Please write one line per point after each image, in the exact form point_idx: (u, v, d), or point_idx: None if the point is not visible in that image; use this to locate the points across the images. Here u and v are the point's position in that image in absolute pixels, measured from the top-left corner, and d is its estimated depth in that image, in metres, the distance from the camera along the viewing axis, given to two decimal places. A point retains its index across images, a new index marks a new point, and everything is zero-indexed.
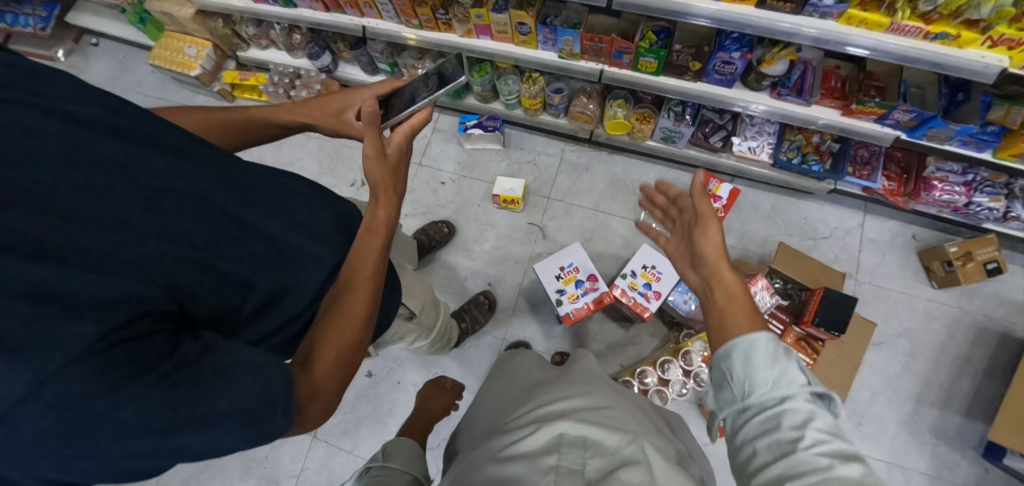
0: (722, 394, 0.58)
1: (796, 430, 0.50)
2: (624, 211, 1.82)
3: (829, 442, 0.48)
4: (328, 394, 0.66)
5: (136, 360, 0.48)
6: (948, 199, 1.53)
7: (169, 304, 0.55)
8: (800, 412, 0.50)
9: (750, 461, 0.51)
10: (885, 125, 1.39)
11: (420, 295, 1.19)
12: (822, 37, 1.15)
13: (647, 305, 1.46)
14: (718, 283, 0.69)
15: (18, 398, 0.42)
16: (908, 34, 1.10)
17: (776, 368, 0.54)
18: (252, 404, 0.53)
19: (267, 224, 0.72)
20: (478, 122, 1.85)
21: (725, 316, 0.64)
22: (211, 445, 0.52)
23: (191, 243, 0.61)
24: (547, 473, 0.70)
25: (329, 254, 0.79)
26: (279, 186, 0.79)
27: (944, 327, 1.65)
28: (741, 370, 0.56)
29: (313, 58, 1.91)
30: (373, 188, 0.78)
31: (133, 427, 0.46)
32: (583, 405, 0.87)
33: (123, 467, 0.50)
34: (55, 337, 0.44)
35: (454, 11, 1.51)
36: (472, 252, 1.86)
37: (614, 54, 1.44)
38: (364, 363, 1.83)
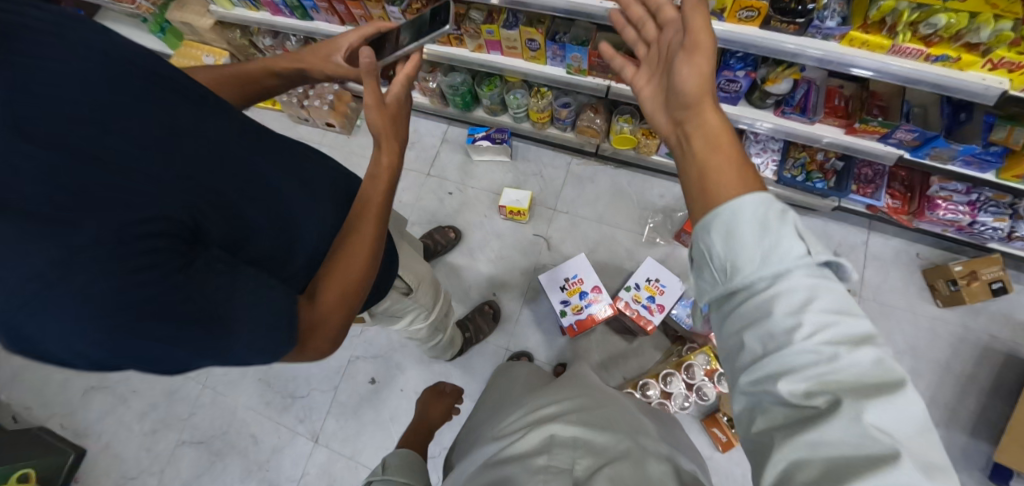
0: (706, 274, 0.51)
1: (795, 315, 0.44)
2: (629, 223, 1.84)
3: (827, 328, 0.43)
4: (328, 324, 0.73)
5: (143, 250, 0.51)
6: (952, 218, 1.54)
7: (171, 208, 0.57)
8: (795, 294, 0.44)
9: (740, 353, 0.47)
10: (888, 145, 1.41)
11: (417, 270, 1.23)
12: (825, 58, 1.18)
13: (650, 318, 1.47)
14: (704, 132, 0.60)
15: (46, 277, 0.46)
16: (910, 56, 1.13)
17: (767, 241, 0.46)
18: (257, 313, 0.59)
19: (268, 166, 0.77)
20: (487, 134, 1.89)
21: (706, 161, 0.57)
22: (219, 340, 0.57)
23: (192, 153, 0.63)
24: (538, 473, 0.73)
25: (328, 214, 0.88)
26: (288, 146, 0.87)
27: (948, 346, 1.65)
28: (724, 246, 0.49)
29: (327, 69, 1.97)
30: (374, 136, 0.81)
31: (154, 319, 0.51)
32: (574, 404, 0.91)
33: (155, 359, 0.54)
34: (81, 226, 0.48)
35: (466, 27, 1.54)
36: (477, 261, 1.88)
37: (621, 71, 1.47)
38: (368, 369, 1.85)
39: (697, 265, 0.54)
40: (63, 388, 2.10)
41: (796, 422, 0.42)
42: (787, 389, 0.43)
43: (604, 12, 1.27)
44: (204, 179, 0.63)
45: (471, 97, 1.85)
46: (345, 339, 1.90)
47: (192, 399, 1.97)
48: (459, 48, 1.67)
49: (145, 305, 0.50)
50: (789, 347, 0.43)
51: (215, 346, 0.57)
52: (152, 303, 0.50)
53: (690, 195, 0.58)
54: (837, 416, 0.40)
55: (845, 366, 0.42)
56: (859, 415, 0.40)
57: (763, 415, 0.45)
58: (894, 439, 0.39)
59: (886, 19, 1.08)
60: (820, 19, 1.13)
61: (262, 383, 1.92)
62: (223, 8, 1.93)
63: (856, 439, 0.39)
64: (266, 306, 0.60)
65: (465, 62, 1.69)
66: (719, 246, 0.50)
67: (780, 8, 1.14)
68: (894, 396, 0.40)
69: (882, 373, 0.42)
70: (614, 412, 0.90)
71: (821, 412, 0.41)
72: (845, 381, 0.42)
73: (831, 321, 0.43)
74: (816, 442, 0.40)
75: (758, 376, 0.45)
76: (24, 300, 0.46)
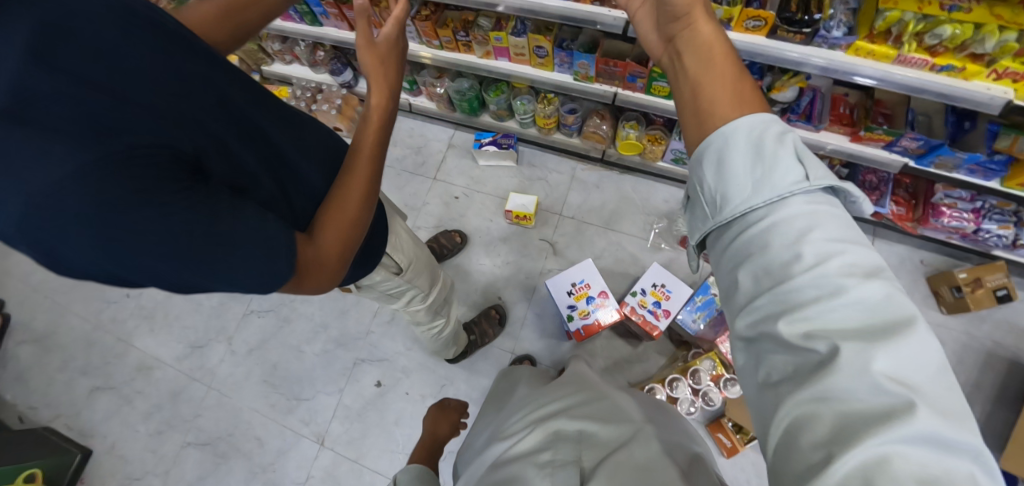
0: (704, 209, 0.56)
1: (791, 250, 0.46)
2: (634, 229, 1.85)
3: (829, 261, 0.44)
4: (331, 261, 0.75)
5: (155, 173, 0.54)
6: (957, 225, 1.55)
7: (185, 145, 0.61)
8: (789, 224, 0.47)
9: (740, 290, 0.50)
10: (893, 152, 1.43)
11: (408, 250, 1.23)
12: (830, 67, 1.19)
13: (656, 323, 1.48)
14: (700, 41, 0.65)
15: (56, 183, 0.48)
16: (915, 65, 1.13)
17: (762, 166, 0.51)
18: (259, 239, 0.60)
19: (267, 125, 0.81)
20: (493, 139, 1.91)
21: (699, 76, 0.62)
22: (224, 265, 0.59)
23: (203, 101, 0.67)
24: (543, 468, 0.76)
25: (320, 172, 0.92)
26: (283, 109, 0.90)
27: (953, 353, 1.65)
28: (717, 176, 0.54)
29: (335, 74, 1.99)
30: (366, 76, 0.80)
31: (161, 236, 0.53)
32: (577, 399, 0.94)
33: (167, 277, 0.57)
34: (92, 140, 0.51)
35: (475, 34, 1.56)
36: (483, 265, 1.89)
37: (628, 78, 1.48)
38: (373, 372, 1.85)
39: (697, 202, 0.59)
40: (69, 388, 2.11)
41: (800, 366, 0.43)
42: (787, 331, 0.44)
43: (613, 20, 1.28)
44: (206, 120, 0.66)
45: (478, 102, 1.87)
46: (350, 342, 1.91)
47: (197, 401, 1.97)
48: (467, 54, 1.69)
49: (153, 217, 0.52)
50: (787, 280, 0.45)
51: (212, 269, 0.59)
52: (162, 218, 0.53)
53: (683, 110, 0.63)
54: (842, 360, 0.40)
55: (849, 301, 0.43)
56: (868, 366, 0.39)
57: (765, 363, 0.46)
58: (908, 387, 0.39)
59: (893, 29, 1.09)
60: (827, 29, 1.14)
61: (267, 385, 1.92)
62: None
63: (869, 388, 0.39)
64: (268, 229, 0.62)
65: (473, 68, 1.71)
66: (716, 179, 0.55)
67: (787, 17, 1.14)
68: (902, 339, 0.40)
69: (889, 311, 0.42)
70: (617, 407, 0.93)
71: (825, 358, 0.41)
72: (849, 320, 0.43)
73: (831, 253, 0.45)
74: (827, 391, 0.40)
75: (758, 312, 0.47)
76: (39, 208, 0.48)
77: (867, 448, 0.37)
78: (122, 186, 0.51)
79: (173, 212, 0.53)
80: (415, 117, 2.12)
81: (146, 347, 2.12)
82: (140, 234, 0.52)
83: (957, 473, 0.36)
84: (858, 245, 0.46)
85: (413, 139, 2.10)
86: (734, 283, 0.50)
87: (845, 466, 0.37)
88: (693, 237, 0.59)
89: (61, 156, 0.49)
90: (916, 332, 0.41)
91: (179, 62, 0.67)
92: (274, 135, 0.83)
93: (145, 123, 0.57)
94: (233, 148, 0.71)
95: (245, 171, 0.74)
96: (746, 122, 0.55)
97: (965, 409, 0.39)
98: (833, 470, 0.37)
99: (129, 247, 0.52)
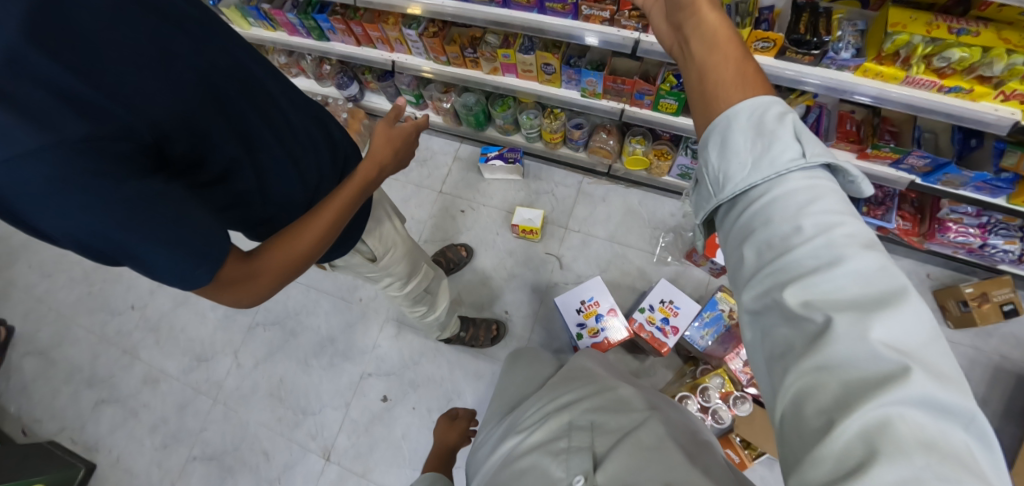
0: (708, 192, 0.58)
1: (791, 224, 0.48)
2: (641, 243, 1.86)
3: (825, 234, 0.46)
4: (268, 279, 0.75)
5: (118, 164, 0.56)
6: (963, 240, 1.57)
7: (148, 138, 0.62)
8: (788, 200, 0.49)
9: (742, 264, 0.51)
10: (899, 169, 1.43)
11: (388, 237, 1.18)
12: (834, 87, 1.20)
13: (664, 340, 1.49)
14: (709, 33, 0.66)
15: (23, 150, 0.51)
16: (923, 87, 1.14)
17: (764, 144, 0.52)
18: (192, 248, 0.62)
19: (252, 114, 0.81)
20: (500, 153, 1.91)
21: (706, 68, 0.64)
22: (150, 260, 0.60)
23: (187, 94, 0.69)
24: (559, 454, 0.79)
25: (293, 166, 0.91)
26: (281, 92, 0.91)
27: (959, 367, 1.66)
28: (720, 157, 0.56)
29: (341, 88, 1.99)
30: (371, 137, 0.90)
31: (102, 220, 0.54)
32: (585, 389, 0.94)
33: (96, 252, 0.58)
34: (66, 123, 0.54)
35: (482, 51, 1.57)
36: (489, 279, 1.89)
37: (636, 95, 1.49)
38: (380, 387, 1.85)
39: (701, 184, 0.61)
40: (73, 401, 2.11)
41: (799, 337, 0.44)
42: (789, 300, 0.45)
43: (621, 40, 1.29)
44: (186, 114, 0.68)
45: (485, 116, 1.88)
46: (357, 356, 1.92)
47: (203, 414, 1.97)
48: (475, 70, 1.69)
49: (98, 203, 0.54)
50: (788, 253, 0.46)
51: (122, 253, 0.58)
52: (114, 207, 0.54)
53: (691, 95, 0.65)
54: (838, 330, 0.41)
55: (848, 272, 0.44)
56: (866, 334, 0.41)
57: (769, 336, 0.47)
58: (904, 355, 0.40)
59: (900, 52, 1.10)
60: (835, 50, 1.14)
61: (273, 399, 1.92)
62: (240, 27, 1.95)
63: (867, 357, 0.40)
64: (205, 235, 0.63)
65: (480, 83, 1.72)
66: (718, 160, 0.56)
67: (796, 38, 1.14)
68: (898, 308, 0.41)
69: (883, 282, 0.43)
70: (627, 394, 0.95)
71: (823, 329, 0.42)
72: (848, 291, 0.44)
73: (828, 225, 0.46)
74: (828, 362, 0.41)
75: (759, 285, 0.48)
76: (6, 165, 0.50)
77: (866, 415, 0.38)
78: (82, 169, 0.53)
79: (122, 202, 0.55)
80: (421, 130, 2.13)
81: (152, 360, 2.12)
82: (83, 212, 0.53)
83: (951, 434, 0.38)
84: (855, 218, 0.48)
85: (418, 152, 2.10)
86: (739, 260, 0.52)
87: (847, 433, 0.39)
88: (697, 217, 0.61)
89: (42, 128, 0.52)
90: (909, 302, 0.42)
91: (172, 56, 0.68)
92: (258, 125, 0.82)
93: (120, 110, 0.59)
94: (207, 137, 0.72)
95: (217, 155, 0.75)
96: (753, 103, 0.56)
97: (958, 371, 0.40)
98: (836, 437, 0.39)
99: (71, 220, 0.54)
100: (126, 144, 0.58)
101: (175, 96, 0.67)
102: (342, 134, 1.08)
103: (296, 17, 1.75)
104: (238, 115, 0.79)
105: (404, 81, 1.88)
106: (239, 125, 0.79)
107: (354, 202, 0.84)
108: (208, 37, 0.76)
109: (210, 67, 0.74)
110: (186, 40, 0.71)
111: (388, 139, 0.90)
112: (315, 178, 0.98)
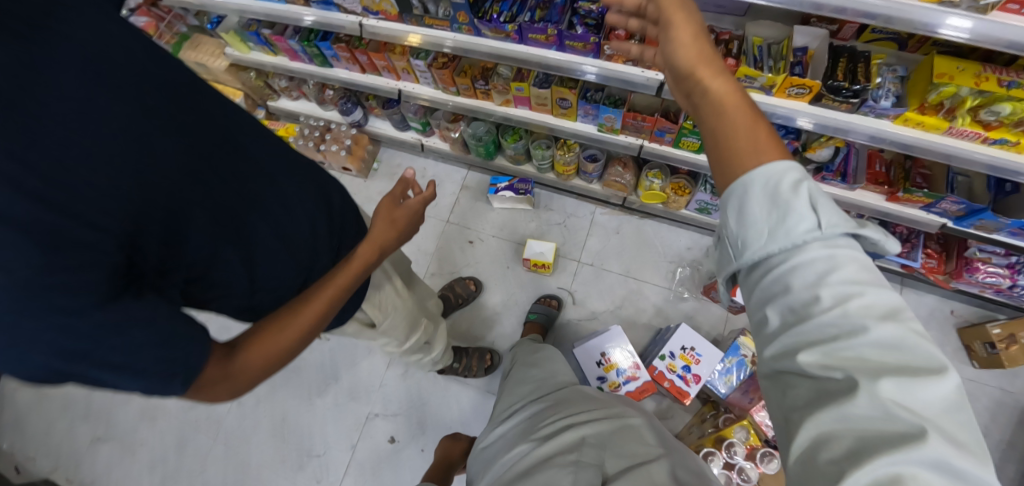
0: (725, 255, 0.53)
1: (810, 290, 0.45)
2: (656, 278, 1.80)
3: (848, 305, 0.43)
4: (246, 379, 0.67)
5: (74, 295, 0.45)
6: (993, 281, 1.51)
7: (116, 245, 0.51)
8: (810, 268, 0.45)
9: (762, 326, 0.48)
10: (931, 211, 1.37)
11: (389, 305, 1.11)
12: (877, 136, 1.14)
13: (686, 389, 1.44)
14: (713, 103, 0.57)
15: None
16: (966, 137, 1.08)
17: (777, 211, 0.47)
18: (163, 365, 0.52)
19: (242, 188, 0.69)
20: (509, 185, 1.85)
21: (717, 137, 0.55)
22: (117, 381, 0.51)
23: (163, 179, 0.57)
24: (568, 466, 0.81)
25: (291, 238, 0.77)
26: (276, 154, 0.78)
27: (986, 409, 1.61)
28: (735, 222, 0.51)
29: (345, 114, 1.92)
30: (373, 215, 0.83)
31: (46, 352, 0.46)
32: (601, 413, 0.96)
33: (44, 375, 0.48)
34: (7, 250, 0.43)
35: (494, 83, 1.50)
36: (500, 314, 1.83)
37: (656, 132, 1.43)
38: (388, 427, 1.79)
39: (719, 244, 0.56)
40: (69, 436, 2.04)
41: (816, 390, 0.43)
42: (807, 360, 0.44)
43: (645, 81, 1.22)
44: (159, 204, 0.56)
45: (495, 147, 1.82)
46: (364, 394, 1.86)
47: (204, 453, 1.90)
48: (485, 101, 1.62)
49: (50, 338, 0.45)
50: (807, 319, 0.44)
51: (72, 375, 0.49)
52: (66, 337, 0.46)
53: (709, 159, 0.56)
54: (859, 389, 0.40)
55: (870, 341, 0.42)
56: (878, 393, 0.40)
57: (789, 388, 0.45)
58: (921, 417, 0.39)
59: (945, 102, 1.04)
60: (874, 99, 1.09)
61: (277, 438, 1.86)
62: (239, 51, 1.88)
63: (880, 414, 0.39)
64: (181, 345, 0.53)
65: (491, 115, 1.64)
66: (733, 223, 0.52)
67: (833, 85, 1.08)
68: (920, 377, 0.40)
69: (913, 353, 0.41)
70: (641, 425, 0.94)
71: (844, 386, 0.41)
72: (869, 357, 0.42)
73: (850, 294, 0.44)
74: (847, 415, 0.40)
75: (781, 356, 0.46)
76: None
77: (877, 473, 0.38)
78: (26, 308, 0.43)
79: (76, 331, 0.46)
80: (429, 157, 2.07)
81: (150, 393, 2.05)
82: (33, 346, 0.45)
83: None
84: (880, 287, 0.45)
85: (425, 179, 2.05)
86: (760, 320, 0.49)
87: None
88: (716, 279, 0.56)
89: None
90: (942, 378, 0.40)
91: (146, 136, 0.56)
92: (246, 200, 0.69)
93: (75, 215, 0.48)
94: (184, 225, 0.60)
95: (197, 244, 0.62)
96: (766, 171, 0.50)
97: (981, 443, 0.39)
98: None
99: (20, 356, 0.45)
100: (91, 257, 0.48)
101: (143, 184, 0.55)
102: (344, 195, 0.93)
103: (297, 43, 1.67)
104: (226, 191, 0.66)
105: (411, 110, 1.81)
106: (227, 202, 0.66)
107: (350, 287, 0.77)
108: (184, 99, 0.63)
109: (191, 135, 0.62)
110: (154, 109, 0.58)
111: (393, 221, 0.84)
112: (315, 248, 0.83)
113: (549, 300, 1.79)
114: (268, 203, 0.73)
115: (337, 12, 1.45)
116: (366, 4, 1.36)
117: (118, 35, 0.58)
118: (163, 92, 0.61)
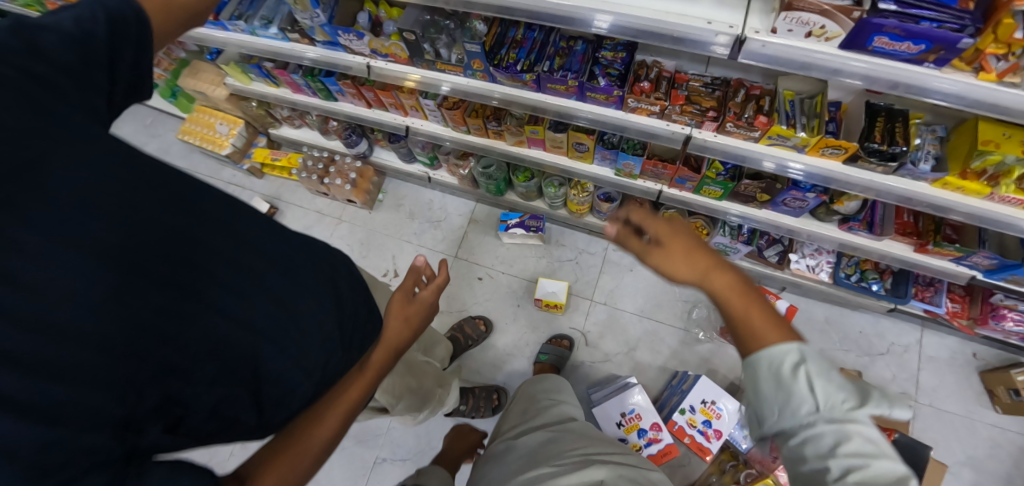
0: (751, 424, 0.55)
1: (821, 460, 0.47)
2: (671, 318, 1.76)
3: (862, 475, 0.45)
4: None
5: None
6: (1020, 329, 1.47)
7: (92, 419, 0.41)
8: (825, 445, 0.47)
9: None
10: (960, 263, 1.32)
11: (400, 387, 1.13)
12: (911, 198, 1.10)
13: (708, 446, 1.42)
14: (716, 301, 0.59)
15: None
16: (1008, 204, 1.04)
17: (780, 394, 0.50)
18: None
19: (232, 302, 0.57)
20: (521, 221, 1.81)
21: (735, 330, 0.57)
22: None
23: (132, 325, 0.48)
24: None
25: (305, 344, 0.64)
26: (281, 247, 0.67)
27: (1010, 457, 1.57)
28: (750, 398, 0.53)
29: (350, 146, 1.86)
30: (385, 312, 0.80)
31: None
32: (620, 455, 1.00)
33: None
34: None
35: (507, 124, 1.44)
36: (510, 355, 1.77)
37: (677, 180, 1.38)
38: (396, 473, 1.74)
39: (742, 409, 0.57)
40: None
41: None
42: None
43: (670, 134, 1.17)
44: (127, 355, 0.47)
45: (506, 185, 1.77)
46: (371, 437, 1.81)
47: None
48: (496, 141, 1.56)
49: None
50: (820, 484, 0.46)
51: None
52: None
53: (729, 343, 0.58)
54: None
55: None
56: None
57: None
58: None
59: (988, 169, 0.99)
60: (913, 162, 1.04)
61: None
62: (240, 82, 1.82)
63: None
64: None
65: (502, 154, 1.59)
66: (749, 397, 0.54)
67: (871, 147, 1.03)
68: None
69: None
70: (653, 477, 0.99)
71: None
72: None
73: (861, 461, 0.46)
74: None
75: None
76: None
77: None
78: None
79: None
80: (436, 189, 2.02)
81: None
82: None
83: None
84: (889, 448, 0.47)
85: (432, 212, 2.00)
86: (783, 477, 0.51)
87: None
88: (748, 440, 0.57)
89: None
90: None
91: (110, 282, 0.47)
92: (243, 315, 0.58)
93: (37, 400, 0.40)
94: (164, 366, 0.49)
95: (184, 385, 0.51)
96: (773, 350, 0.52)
97: None
98: None
99: None
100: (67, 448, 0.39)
101: (102, 337, 0.45)
102: (353, 275, 0.79)
103: (301, 77, 1.62)
104: (211, 314, 0.55)
105: (418, 145, 1.75)
106: (217, 325, 0.55)
107: (363, 397, 0.70)
108: (157, 216, 0.54)
109: (140, 262, 0.50)
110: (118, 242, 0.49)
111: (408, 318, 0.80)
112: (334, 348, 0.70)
113: (559, 341, 1.74)
114: (258, 317, 0.59)
115: (343, 52, 1.38)
116: (374, 46, 1.30)
117: (78, 155, 0.50)
118: (131, 214, 0.51)
